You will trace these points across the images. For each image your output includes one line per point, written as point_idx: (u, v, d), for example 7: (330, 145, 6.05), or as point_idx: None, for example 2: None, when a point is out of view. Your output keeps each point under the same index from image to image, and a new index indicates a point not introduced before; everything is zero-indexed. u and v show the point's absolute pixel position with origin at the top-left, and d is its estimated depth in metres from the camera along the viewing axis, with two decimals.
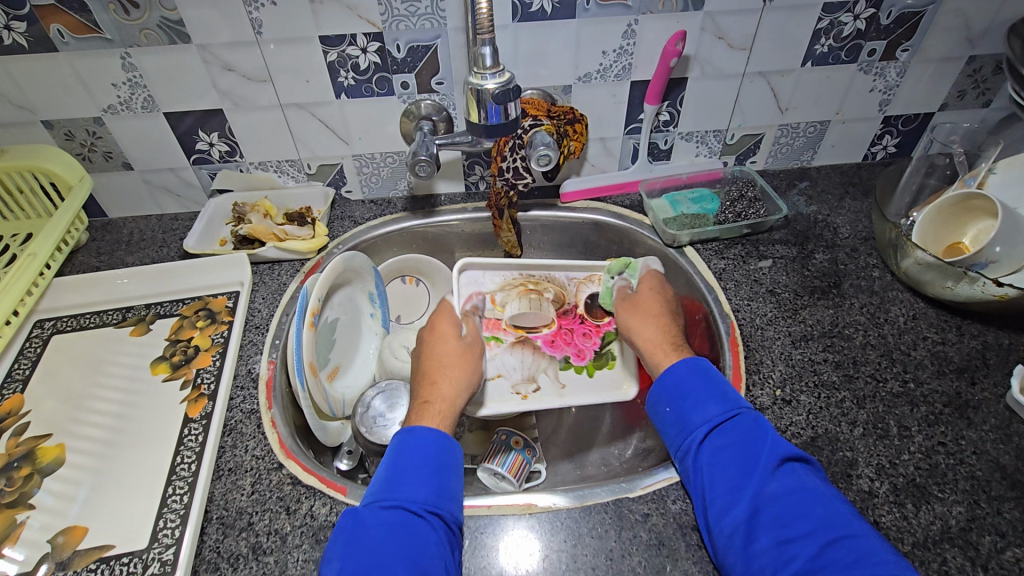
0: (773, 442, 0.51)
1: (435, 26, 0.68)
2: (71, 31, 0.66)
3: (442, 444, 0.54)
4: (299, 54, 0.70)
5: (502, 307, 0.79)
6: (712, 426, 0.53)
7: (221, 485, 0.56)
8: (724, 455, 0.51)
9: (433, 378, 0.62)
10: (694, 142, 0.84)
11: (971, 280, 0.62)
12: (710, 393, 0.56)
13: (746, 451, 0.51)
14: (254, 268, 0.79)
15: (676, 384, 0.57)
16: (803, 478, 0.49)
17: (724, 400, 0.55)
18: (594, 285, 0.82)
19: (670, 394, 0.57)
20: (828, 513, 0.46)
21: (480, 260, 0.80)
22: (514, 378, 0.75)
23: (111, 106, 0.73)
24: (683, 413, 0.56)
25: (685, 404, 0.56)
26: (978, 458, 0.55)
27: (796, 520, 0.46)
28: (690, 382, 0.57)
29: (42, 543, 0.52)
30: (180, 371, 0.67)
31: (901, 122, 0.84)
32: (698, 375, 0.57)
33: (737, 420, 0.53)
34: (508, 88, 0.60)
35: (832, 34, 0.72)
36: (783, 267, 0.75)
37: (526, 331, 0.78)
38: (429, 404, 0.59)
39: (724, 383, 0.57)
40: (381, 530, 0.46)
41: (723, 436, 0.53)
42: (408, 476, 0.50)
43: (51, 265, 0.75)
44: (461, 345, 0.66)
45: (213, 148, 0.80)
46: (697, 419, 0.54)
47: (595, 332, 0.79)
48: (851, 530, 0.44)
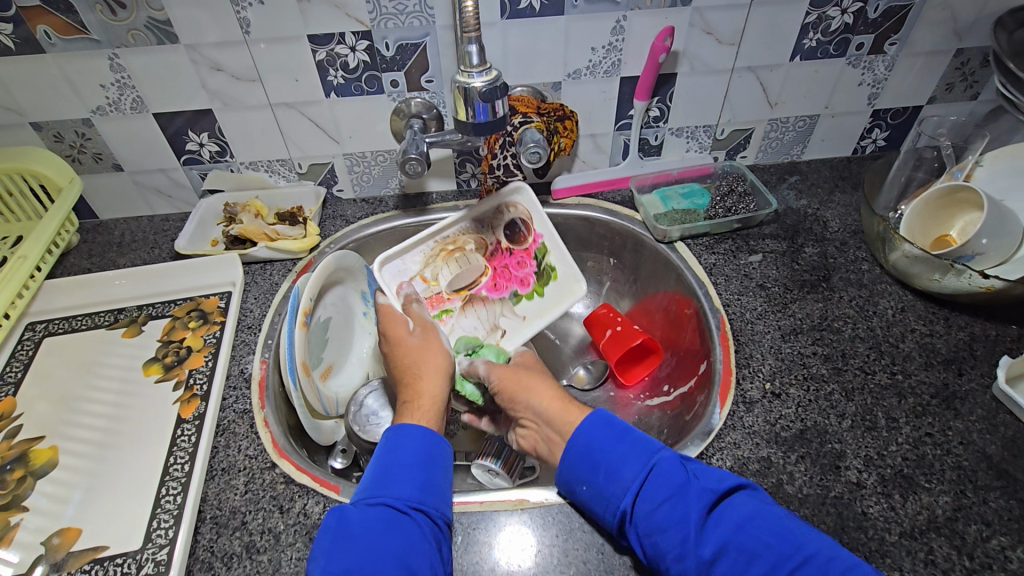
0: (700, 487, 0.48)
1: (423, 24, 0.68)
2: (59, 32, 0.66)
3: (430, 443, 0.54)
4: (288, 53, 0.70)
5: (435, 281, 0.79)
6: (635, 492, 0.49)
7: (215, 485, 0.57)
8: (660, 517, 0.47)
9: (411, 379, 0.63)
10: (684, 137, 0.85)
11: (958, 272, 0.62)
12: (619, 454, 0.52)
13: (677, 507, 0.47)
14: (246, 269, 0.79)
15: (581, 458, 0.53)
16: (740, 511, 0.47)
17: (637, 455, 0.52)
18: (507, 214, 0.81)
19: (581, 466, 0.53)
20: (779, 534, 0.45)
21: (395, 250, 0.75)
22: (479, 334, 0.80)
23: (100, 107, 0.73)
24: (601, 488, 0.51)
25: (598, 477, 0.52)
26: (965, 448, 0.56)
27: (752, 561, 0.44)
28: (596, 447, 0.53)
29: (36, 545, 0.53)
30: (173, 372, 0.67)
31: (890, 116, 0.84)
32: (607, 433, 0.54)
33: (657, 470, 0.50)
34: (495, 86, 0.61)
35: (820, 28, 0.73)
36: (773, 261, 0.76)
37: (467, 290, 0.81)
38: (410, 404, 0.60)
39: (631, 433, 0.54)
40: (367, 525, 0.47)
41: (651, 498, 0.49)
42: (394, 473, 0.51)
43: (42, 267, 0.75)
44: (419, 337, 0.68)
45: (203, 148, 0.79)
46: (617, 487, 0.51)
47: (528, 256, 0.81)
48: (807, 551, 0.43)
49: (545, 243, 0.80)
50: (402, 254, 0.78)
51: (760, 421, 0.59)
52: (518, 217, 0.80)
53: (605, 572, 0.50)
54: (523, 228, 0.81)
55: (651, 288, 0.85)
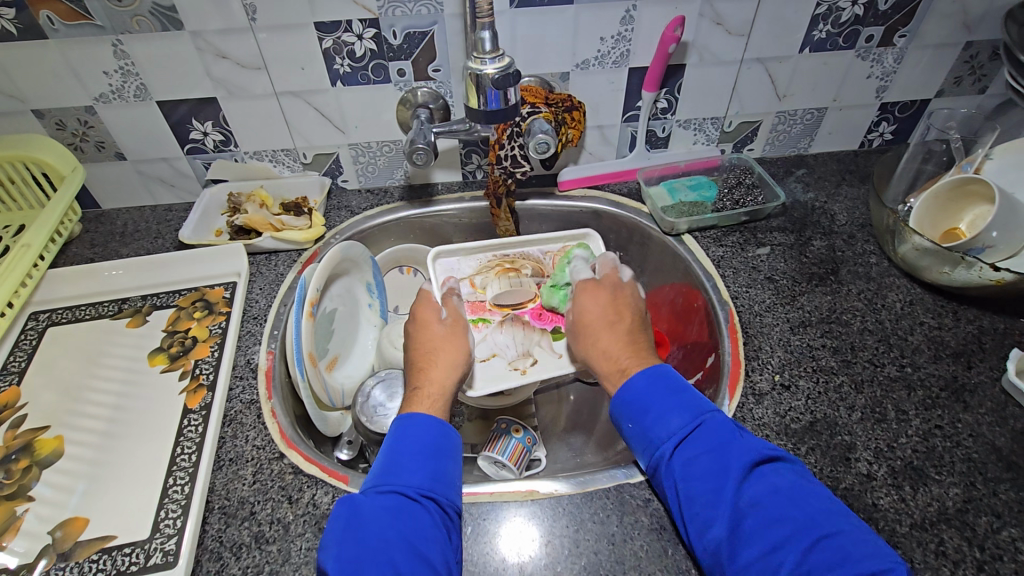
0: (741, 447, 0.48)
1: (431, 12, 0.68)
2: (62, 17, 0.65)
3: (439, 432, 0.54)
4: (294, 41, 0.69)
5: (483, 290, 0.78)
6: (679, 440, 0.50)
7: (222, 475, 0.56)
8: (698, 467, 0.48)
9: (425, 364, 0.62)
10: (692, 129, 0.84)
11: (968, 264, 0.62)
12: (669, 403, 0.52)
13: (717, 459, 0.48)
14: (251, 259, 0.79)
15: (632, 402, 0.54)
16: (773, 480, 0.46)
17: (689, 407, 0.52)
18: (569, 255, 0.82)
19: (631, 410, 0.54)
20: (806, 509, 0.44)
21: (450, 247, 0.81)
22: (509, 355, 0.72)
23: (103, 94, 0.72)
24: (646, 429, 0.52)
25: (643, 420, 0.53)
26: (974, 441, 0.56)
27: (775, 525, 0.43)
28: (652, 393, 0.54)
29: (43, 535, 0.52)
30: (178, 362, 0.66)
31: (898, 109, 0.84)
32: (656, 385, 0.54)
33: (704, 425, 0.50)
34: (507, 73, 0.60)
35: (831, 19, 0.72)
36: (781, 254, 0.75)
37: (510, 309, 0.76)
38: (419, 390, 0.59)
39: (684, 388, 0.54)
40: (379, 515, 0.46)
41: (694, 447, 0.49)
42: (405, 461, 0.51)
43: (45, 257, 0.74)
44: (447, 326, 0.66)
45: (207, 137, 0.79)
46: (661, 433, 0.51)
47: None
48: (833, 527, 0.43)
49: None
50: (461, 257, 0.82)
51: (770, 413, 0.59)
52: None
53: (616, 563, 0.50)
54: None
55: (658, 281, 0.85)
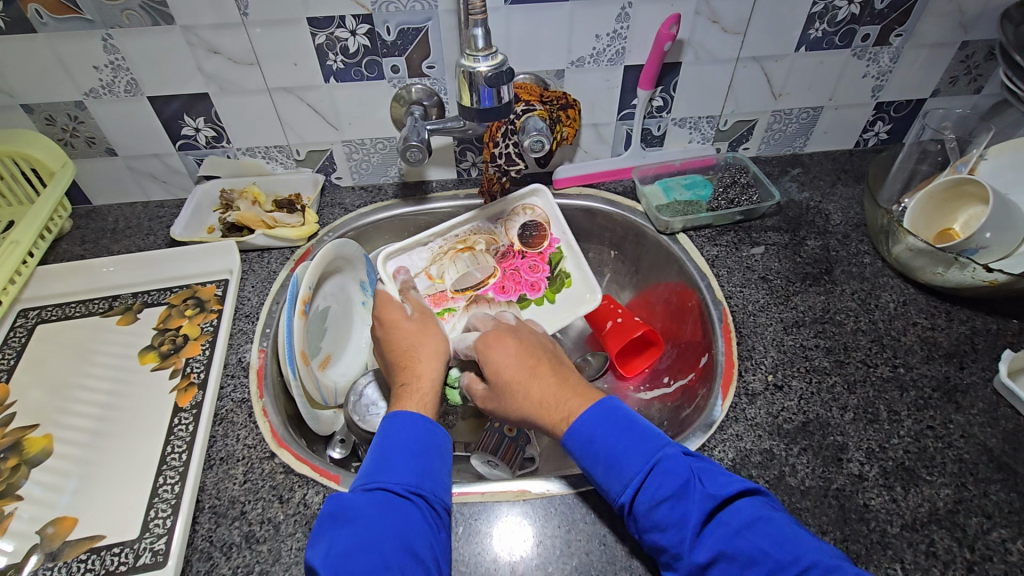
0: (700, 488, 0.46)
1: (425, 8, 0.67)
2: (50, 11, 0.64)
3: (427, 428, 0.53)
4: (286, 36, 0.68)
5: (441, 279, 0.80)
6: (636, 487, 0.48)
7: (213, 474, 0.56)
8: (659, 516, 0.46)
9: (408, 362, 0.62)
10: (687, 127, 0.84)
11: (961, 265, 0.62)
12: (616, 447, 0.50)
13: (677, 505, 0.46)
14: (243, 256, 0.78)
15: (584, 449, 0.51)
16: (737, 519, 0.45)
17: (642, 448, 0.50)
18: (522, 217, 0.83)
19: (582, 455, 0.51)
20: (769, 549, 0.43)
21: (399, 244, 0.80)
22: None
23: (93, 89, 0.72)
24: (602, 479, 0.50)
25: (598, 467, 0.50)
26: (966, 441, 0.56)
27: (745, 572, 0.43)
28: (597, 437, 0.51)
29: (31, 534, 0.52)
30: (169, 360, 0.66)
31: (894, 108, 0.84)
32: (600, 429, 0.51)
33: (658, 468, 0.48)
34: (502, 70, 0.59)
35: (827, 18, 0.72)
36: (775, 254, 0.75)
37: (472, 290, 0.80)
38: (407, 386, 0.59)
39: (634, 426, 0.51)
40: (367, 511, 0.46)
41: (652, 492, 0.47)
42: (393, 458, 0.50)
43: (34, 253, 0.74)
44: (415, 322, 0.66)
45: (199, 133, 0.78)
46: (616, 482, 0.49)
47: (542, 260, 0.82)
48: (798, 562, 0.42)
49: (560, 249, 0.82)
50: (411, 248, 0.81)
51: (763, 413, 0.59)
52: (535, 219, 0.83)
53: (608, 563, 0.50)
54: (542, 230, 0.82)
55: (652, 280, 0.84)
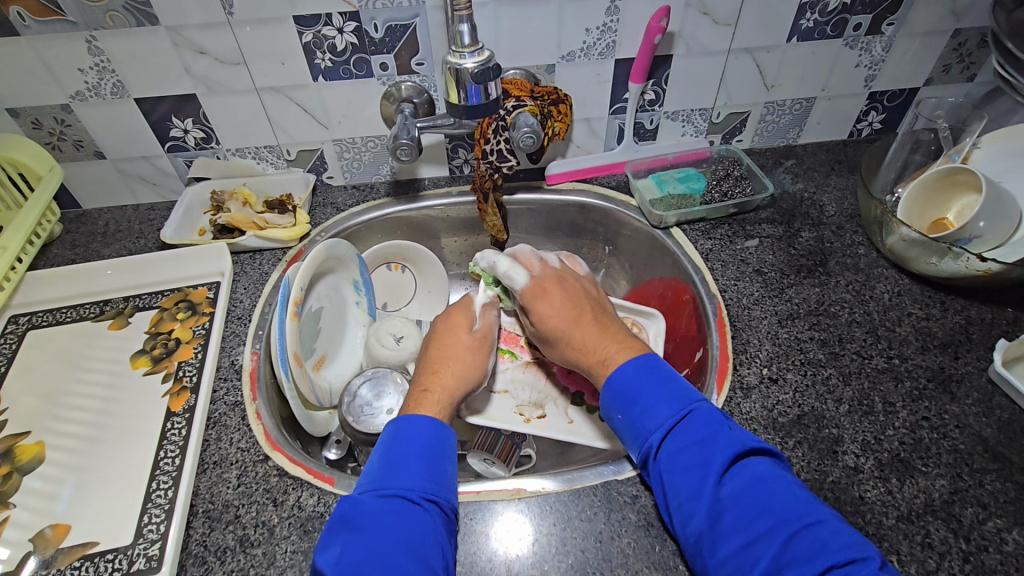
0: (728, 438, 0.49)
1: (412, 4, 0.66)
2: (32, 13, 0.63)
3: (439, 432, 0.53)
4: (272, 35, 0.67)
5: (525, 325, 0.79)
6: (667, 429, 0.51)
7: (207, 478, 0.56)
8: (684, 457, 0.49)
9: (438, 369, 0.61)
10: (680, 121, 0.83)
11: (955, 255, 0.62)
12: (658, 395, 0.53)
13: (704, 449, 0.48)
14: (235, 258, 0.78)
15: (620, 394, 0.55)
16: (757, 473, 0.47)
17: (676, 399, 0.53)
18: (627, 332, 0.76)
19: (620, 401, 0.54)
20: (784, 503, 0.44)
21: None
22: (520, 399, 0.72)
23: (79, 92, 0.71)
24: (635, 419, 0.53)
25: (634, 409, 0.53)
26: (961, 432, 0.56)
27: (754, 517, 0.44)
28: (640, 383, 0.54)
29: (24, 542, 0.52)
30: (161, 364, 0.65)
31: (887, 98, 0.83)
32: (646, 375, 0.55)
33: (691, 416, 0.51)
34: (488, 67, 0.59)
35: (818, 8, 0.71)
36: (769, 246, 0.75)
37: (543, 353, 0.76)
38: (427, 393, 0.58)
39: (672, 380, 0.54)
40: (382, 519, 0.46)
41: (679, 438, 0.50)
42: (404, 464, 0.50)
43: (23, 259, 0.73)
44: (475, 337, 0.65)
45: (188, 135, 0.77)
46: (651, 424, 0.52)
47: None
48: (812, 519, 0.43)
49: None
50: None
51: (758, 407, 0.59)
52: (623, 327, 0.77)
53: (604, 561, 0.50)
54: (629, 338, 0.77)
55: (647, 275, 0.84)
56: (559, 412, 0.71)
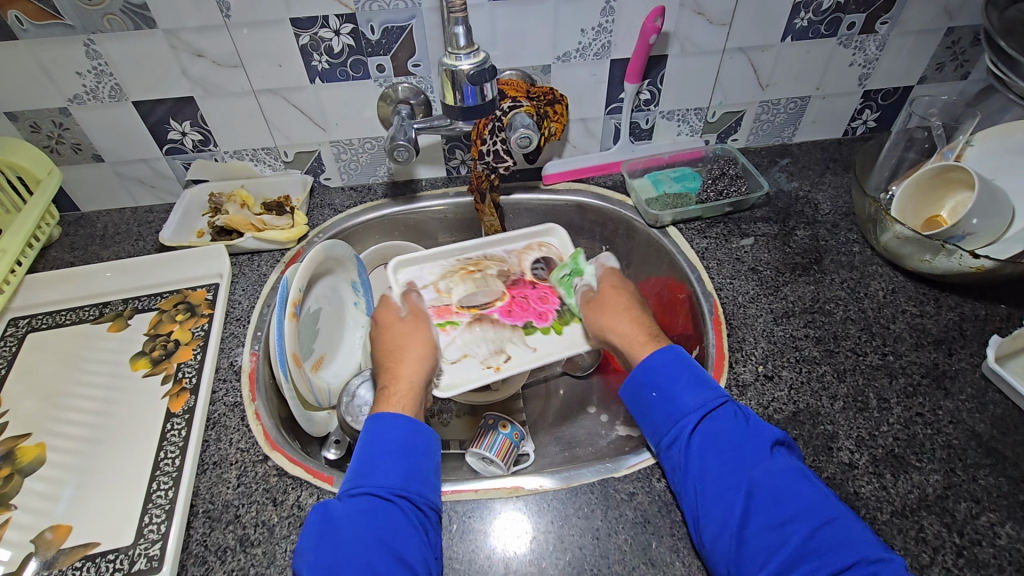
0: (762, 426, 0.51)
1: (408, 6, 0.67)
2: (31, 18, 0.64)
3: (411, 428, 0.54)
4: (270, 38, 0.68)
5: (448, 293, 0.75)
6: (706, 411, 0.52)
7: (207, 479, 0.56)
8: (721, 439, 0.50)
9: (391, 363, 0.63)
10: (675, 120, 0.84)
11: (948, 252, 0.62)
12: (696, 380, 0.55)
13: (741, 434, 0.50)
14: (233, 260, 0.78)
15: (657, 371, 0.56)
16: (789, 462, 0.49)
17: (712, 385, 0.54)
18: (536, 253, 0.81)
19: (659, 379, 0.56)
20: (813, 493, 0.46)
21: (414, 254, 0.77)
22: (480, 355, 0.69)
23: (77, 95, 0.71)
24: (672, 399, 0.54)
25: (674, 387, 0.55)
26: (955, 427, 0.56)
27: (787, 504, 0.46)
28: (679, 367, 0.56)
29: (25, 543, 0.52)
30: (161, 366, 0.66)
31: (881, 96, 0.84)
32: (685, 360, 0.56)
33: (727, 403, 0.53)
34: (483, 68, 0.59)
35: (812, 7, 0.72)
36: (764, 245, 0.75)
37: (479, 309, 0.74)
38: (388, 389, 0.60)
39: (706, 370, 0.56)
40: (356, 518, 0.47)
41: (717, 421, 0.51)
42: (377, 463, 0.51)
43: (22, 262, 0.73)
44: (409, 322, 0.69)
45: (186, 137, 0.78)
46: (690, 404, 0.53)
47: (553, 292, 0.76)
48: (838, 511, 0.45)
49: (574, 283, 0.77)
50: (424, 261, 0.79)
51: (753, 404, 0.59)
52: (547, 255, 0.80)
53: (601, 557, 0.51)
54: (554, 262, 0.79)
55: (643, 274, 0.84)
56: (523, 348, 0.71)
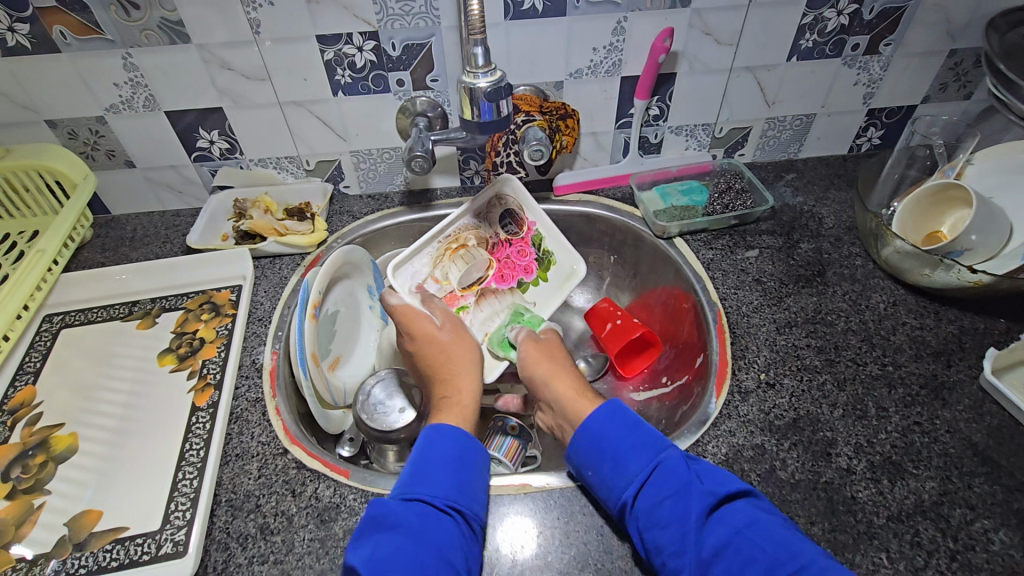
0: (699, 488, 0.49)
1: (429, 25, 0.70)
2: (74, 32, 0.68)
3: (465, 445, 0.56)
4: (297, 52, 0.72)
5: (447, 280, 0.81)
6: (639, 485, 0.52)
7: (229, 470, 0.59)
8: (662, 512, 0.49)
9: (447, 375, 0.65)
10: (683, 135, 0.87)
11: (947, 267, 0.64)
12: (624, 448, 0.54)
13: (677, 503, 0.49)
14: (256, 263, 0.81)
15: (592, 446, 0.56)
16: (736, 518, 0.47)
17: (643, 450, 0.54)
18: (495, 206, 0.84)
19: (591, 457, 0.55)
20: (769, 548, 0.45)
21: (403, 256, 0.77)
22: (497, 328, 0.80)
23: (113, 105, 0.75)
24: (606, 478, 0.54)
25: (604, 465, 0.54)
26: (951, 436, 0.58)
27: (746, 569, 0.45)
28: (606, 435, 0.56)
29: (59, 526, 0.55)
30: (187, 362, 0.69)
31: (885, 115, 0.86)
32: (614, 420, 0.57)
33: (663, 465, 0.52)
34: (500, 86, 0.63)
35: (817, 29, 0.74)
36: (769, 257, 0.78)
37: (477, 285, 0.83)
38: (447, 399, 0.63)
39: (641, 427, 0.56)
40: (407, 519, 0.49)
41: (654, 492, 0.51)
42: (434, 471, 0.53)
43: (58, 261, 0.77)
44: (448, 333, 0.69)
45: (213, 146, 0.81)
46: (621, 480, 0.53)
47: (526, 244, 0.84)
48: (798, 562, 0.43)
49: (539, 230, 0.83)
50: (410, 258, 0.78)
51: (755, 410, 0.61)
52: (508, 207, 0.83)
53: (605, 553, 0.53)
54: (517, 214, 0.84)
55: (650, 283, 0.87)
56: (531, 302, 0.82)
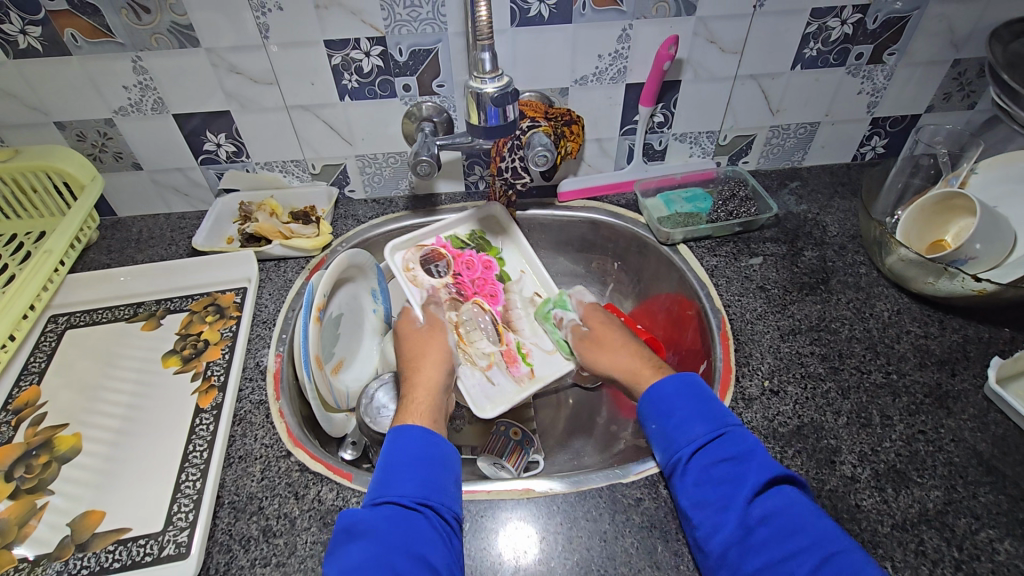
0: (761, 462, 0.52)
1: (436, 31, 0.71)
2: (84, 35, 0.68)
3: (429, 440, 0.57)
4: (305, 57, 0.72)
5: None
6: (698, 446, 0.55)
7: (233, 472, 0.59)
8: (717, 472, 0.53)
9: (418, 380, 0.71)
10: (688, 142, 0.87)
11: (951, 275, 0.64)
12: (695, 411, 0.57)
13: (737, 468, 0.52)
14: (261, 266, 0.82)
15: (657, 405, 0.60)
16: (790, 497, 0.50)
17: (712, 418, 0.56)
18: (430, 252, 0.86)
19: (655, 412, 0.60)
20: (814, 527, 0.47)
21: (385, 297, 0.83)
22: None
23: (122, 107, 0.76)
24: (670, 432, 0.57)
25: (667, 425, 0.58)
26: (956, 445, 0.58)
27: (791, 538, 0.47)
28: (676, 401, 0.59)
29: (61, 526, 0.55)
30: (191, 364, 0.69)
31: (889, 123, 0.86)
32: (684, 392, 0.59)
33: (725, 437, 0.55)
34: (506, 91, 0.63)
35: (821, 38, 0.75)
36: (773, 264, 0.78)
37: None
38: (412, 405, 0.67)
39: (709, 399, 0.58)
40: (376, 524, 0.49)
41: (712, 453, 0.54)
42: (398, 472, 0.53)
43: (65, 262, 0.78)
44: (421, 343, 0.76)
45: (220, 149, 0.82)
46: (683, 438, 0.56)
47: None
48: (841, 545, 0.46)
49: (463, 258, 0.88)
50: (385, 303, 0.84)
51: (759, 417, 0.61)
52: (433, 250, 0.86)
53: (608, 559, 0.52)
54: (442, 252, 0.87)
55: (654, 289, 0.87)
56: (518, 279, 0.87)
